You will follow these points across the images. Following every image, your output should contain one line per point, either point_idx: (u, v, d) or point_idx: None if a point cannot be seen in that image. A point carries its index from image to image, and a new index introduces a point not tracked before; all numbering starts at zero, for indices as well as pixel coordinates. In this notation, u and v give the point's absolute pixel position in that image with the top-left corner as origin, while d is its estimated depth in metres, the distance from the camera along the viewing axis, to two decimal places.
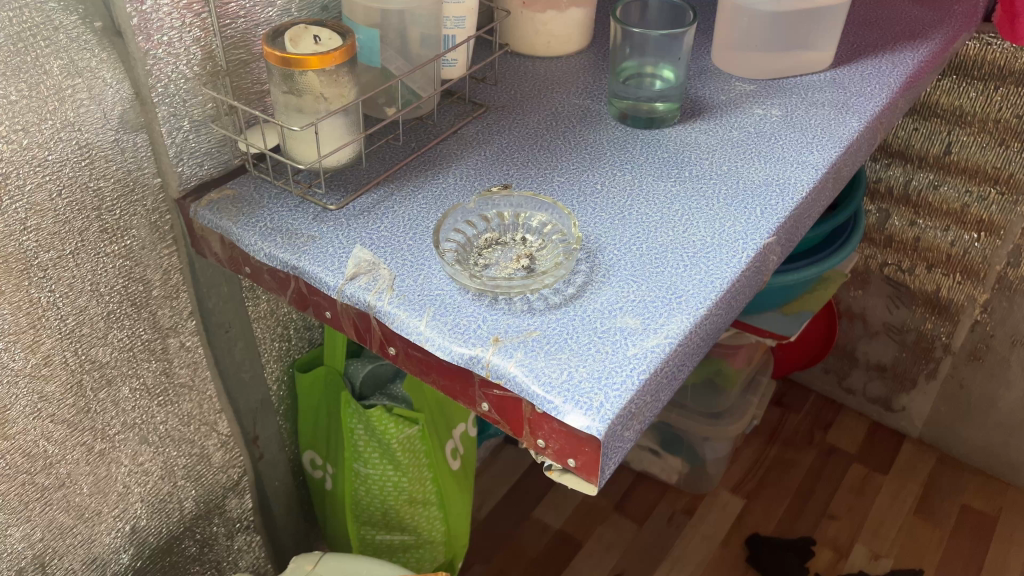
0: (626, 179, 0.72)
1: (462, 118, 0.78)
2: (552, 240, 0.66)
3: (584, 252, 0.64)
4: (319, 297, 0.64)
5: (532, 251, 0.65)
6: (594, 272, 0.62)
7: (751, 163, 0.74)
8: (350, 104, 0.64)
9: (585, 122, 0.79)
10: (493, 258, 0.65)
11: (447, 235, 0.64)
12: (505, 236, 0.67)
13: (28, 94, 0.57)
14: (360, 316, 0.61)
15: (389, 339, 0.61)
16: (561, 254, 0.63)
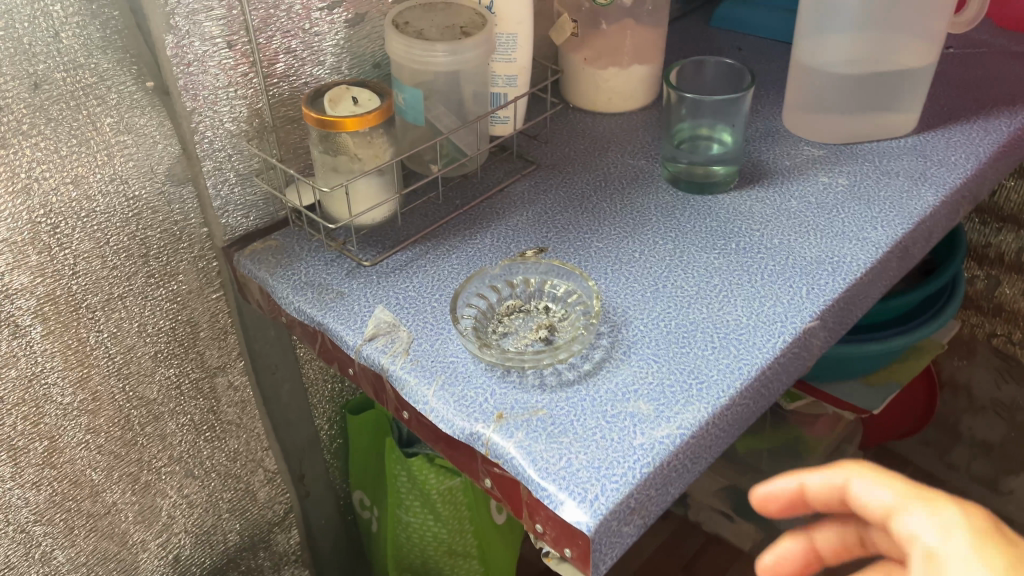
0: (666, 249, 0.69)
1: (511, 175, 0.78)
2: (574, 311, 0.64)
3: (607, 326, 0.62)
4: (340, 354, 0.64)
5: (554, 321, 0.63)
6: (614, 348, 0.60)
7: (805, 238, 0.69)
8: (383, 164, 0.65)
9: (636, 184, 0.77)
10: (512, 328, 0.63)
11: (465, 303, 0.63)
12: (529, 303, 0.65)
13: (77, 149, 0.60)
14: (375, 376, 0.62)
15: (400, 403, 0.61)
16: (581, 328, 0.61)
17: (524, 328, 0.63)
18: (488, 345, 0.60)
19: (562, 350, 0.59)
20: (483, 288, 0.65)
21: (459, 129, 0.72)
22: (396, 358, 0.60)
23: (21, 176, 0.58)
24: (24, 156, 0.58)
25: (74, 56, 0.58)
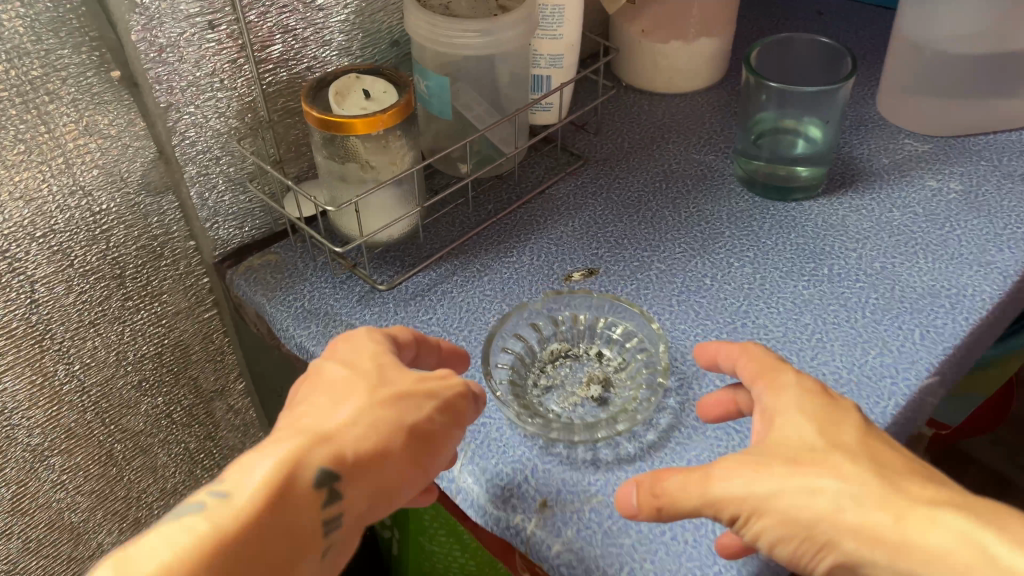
0: (745, 274, 0.57)
1: (554, 173, 0.66)
2: (634, 360, 0.52)
3: (675, 381, 0.50)
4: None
5: (609, 371, 0.52)
6: (684, 413, 0.49)
7: (913, 261, 0.57)
8: (402, 174, 0.53)
9: (703, 186, 0.64)
10: (559, 378, 0.51)
11: (507, 343, 0.52)
12: (578, 346, 0.54)
13: (27, 157, 0.49)
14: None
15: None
16: (643, 386, 0.50)
17: (572, 379, 0.52)
18: (533, 404, 0.49)
19: (625, 415, 0.48)
20: (522, 326, 0.54)
21: (500, 125, 0.60)
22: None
23: None
24: None
25: (20, 42, 0.46)
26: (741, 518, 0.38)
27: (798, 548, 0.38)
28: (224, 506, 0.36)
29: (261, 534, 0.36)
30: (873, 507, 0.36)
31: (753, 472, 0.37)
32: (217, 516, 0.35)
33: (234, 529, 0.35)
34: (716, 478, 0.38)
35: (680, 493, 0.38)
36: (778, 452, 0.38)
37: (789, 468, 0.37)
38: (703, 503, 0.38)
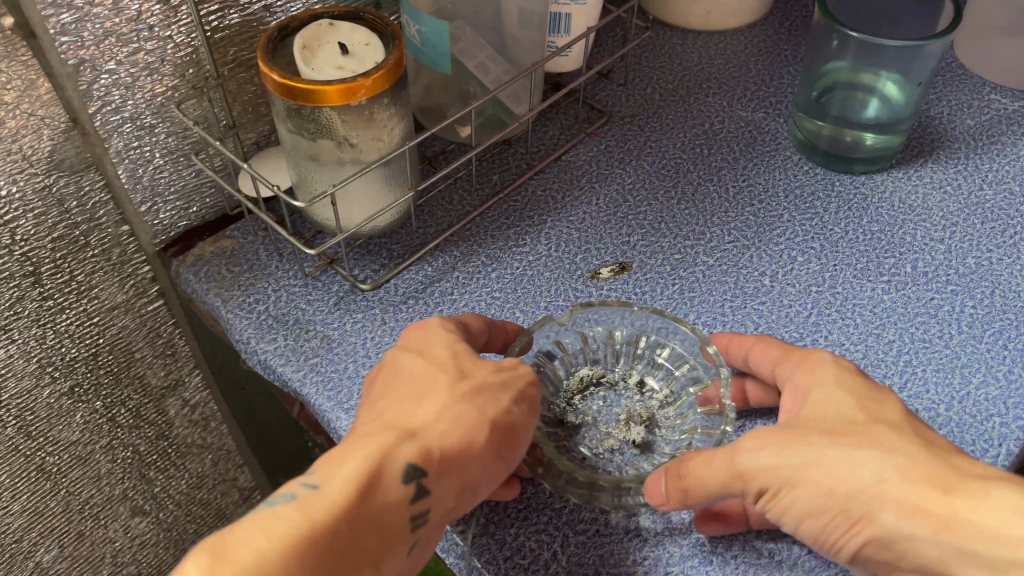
0: (812, 272, 0.46)
1: (571, 135, 0.54)
2: (683, 398, 0.40)
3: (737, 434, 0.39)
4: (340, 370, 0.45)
5: (652, 411, 0.40)
6: None
7: (1016, 256, 0.47)
8: (391, 154, 0.42)
9: (753, 154, 0.53)
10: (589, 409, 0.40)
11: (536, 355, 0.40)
12: (609, 375, 0.42)
13: None
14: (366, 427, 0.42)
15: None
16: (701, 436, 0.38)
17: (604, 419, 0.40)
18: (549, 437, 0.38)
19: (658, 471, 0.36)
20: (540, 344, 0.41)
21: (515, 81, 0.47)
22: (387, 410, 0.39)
23: None
24: None
25: None
26: (769, 498, 0.32)
27: (832, 535, 0.31)
28: (319, 498, 0.30)
29: (335, 538, 0.29)
30: (914, 482, 0.30)
31: (779, 450, 0.31)
32: (311, 510, 0.29)
33: (322, 523, 0.29)
34: (743, 450, 0.32)
35: (705, 471, 0.32)
36: (813, 424, 0.32)
37: (824, 441, 0.31)
38: (729, 478, 0.32)
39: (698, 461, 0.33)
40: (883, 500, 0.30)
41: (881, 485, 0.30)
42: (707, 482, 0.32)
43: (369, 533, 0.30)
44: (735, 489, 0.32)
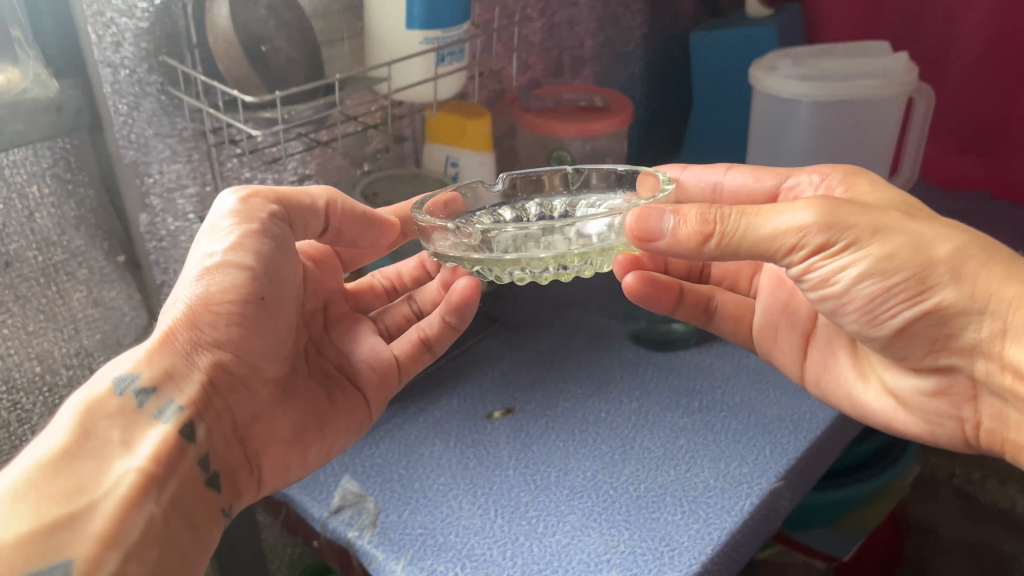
0: (633, 407, 0.70)
1: (477, 335, 0.80)
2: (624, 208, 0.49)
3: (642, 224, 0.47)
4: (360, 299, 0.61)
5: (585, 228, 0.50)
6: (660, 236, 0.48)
7: (766, 395, 0.72)
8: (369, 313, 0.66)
9: (599, 342, 0.79)
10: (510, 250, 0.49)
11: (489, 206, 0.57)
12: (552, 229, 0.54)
13: (46, 323, 0.60)
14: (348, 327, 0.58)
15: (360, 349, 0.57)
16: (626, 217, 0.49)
17: None
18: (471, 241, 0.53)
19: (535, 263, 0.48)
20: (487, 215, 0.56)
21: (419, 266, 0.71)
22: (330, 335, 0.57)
23: None
24: None
25: (46, 234, 0.60)
26: (828, 252, 0.42)
27: (886, 293, 0.43)
28: (39, 441, 0.41)
29: (75, 453, 0.41)
30: (985, 271, 0.41)
31: (854, 216, 0.41)
32: (29, 451, 0.41)
33: (50, 455, 0.40)
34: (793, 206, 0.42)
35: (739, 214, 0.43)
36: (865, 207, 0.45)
37: (896, 223, 0.42)
38: (772, 231, 0.42)
39: (753, 219, 0.42)
40: (951, 272, 0.42)
41: (948, 261, 0.42)
42: (752, 233, 0.42)
43: (108, 430, 0.43)
44: (782, 245, 0.42)
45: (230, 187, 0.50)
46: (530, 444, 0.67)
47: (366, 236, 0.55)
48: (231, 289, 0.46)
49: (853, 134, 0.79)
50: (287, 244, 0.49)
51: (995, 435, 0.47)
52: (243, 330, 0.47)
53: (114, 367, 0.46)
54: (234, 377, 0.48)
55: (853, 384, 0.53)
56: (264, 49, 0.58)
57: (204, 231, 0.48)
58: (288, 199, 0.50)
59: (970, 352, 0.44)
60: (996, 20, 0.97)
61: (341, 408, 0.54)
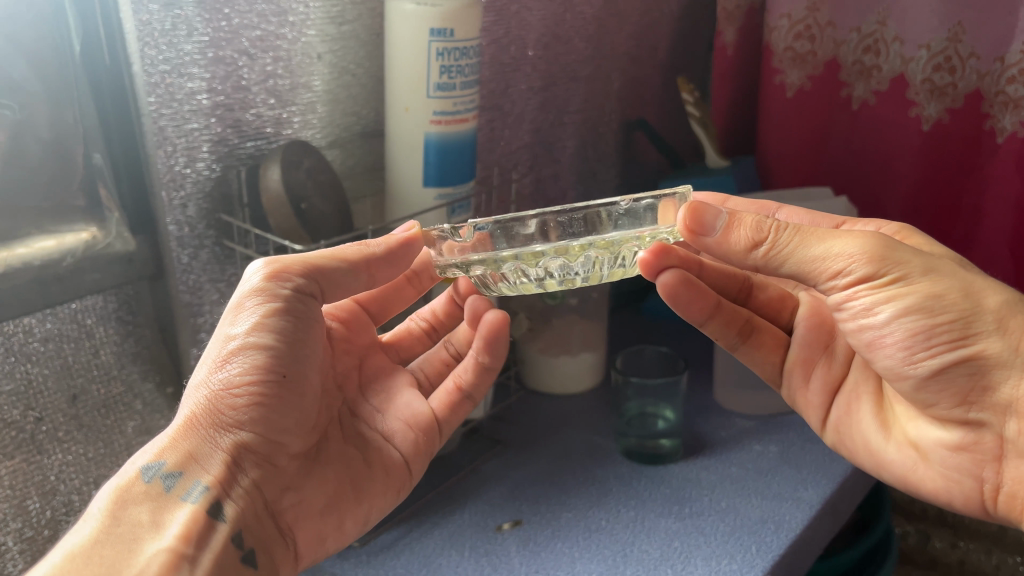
0: (630, 515, 0.78)
1: (482, 455, 0.86)
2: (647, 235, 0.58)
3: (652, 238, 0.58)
4: (400, 344, 0.72)
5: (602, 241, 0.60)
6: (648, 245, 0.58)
7: (748, 500, 0.79)
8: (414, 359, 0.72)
9: (594, 458, 0.86)
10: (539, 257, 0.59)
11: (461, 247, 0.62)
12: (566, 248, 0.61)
13: (103, 451, 0.68)
14: (387, 384, 0.68)
15: (399, 409, 0.66)
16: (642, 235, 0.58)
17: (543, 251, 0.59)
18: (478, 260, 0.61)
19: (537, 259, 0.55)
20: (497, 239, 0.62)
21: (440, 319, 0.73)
22: (362, 395, 0.67)
23: (51, 478, 0.65)
24: (55, 460, 0.65)
25: (107, 369, 0.68)
26: (872, 283, 0.53)
27: (933, 328, 0.53)
28: (77, 530, 0.47)
29: (111, 537, 0.47)
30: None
31: (905, 257, 0.53)
32: (70, 538, 0.47)
33: (85, 542, 0.46)
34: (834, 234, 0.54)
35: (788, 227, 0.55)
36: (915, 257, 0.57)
37: (945, 271, 0.54)
38: (818, 257, 0.53)
39: (808, 238, 0.53)
40: (995, 322, 0.53)
41: (994, 312, 0.53)
42: (806, 253, 0.53)
43: (142, 513, 0.49)
44: (831, 268, 0.53)
45: (259, 262, 0.56)
46: (539, 551, 0.73)
47: (390, 274, 0.61)
48: (249, 374, 0.53)
49: None
50: (304, 319, 0.56)
51: (1014, 500, 0.56)
52: (262, 406, 0.54)
53: (144, 452, 0.53)
54: (256, 449, 0.54)
55: (873, 433, 0.63)
56: (304, 206, 0.68)
57: (228, 315, 0.54)
58: (314, 265, 0.57)
59: (1003, 409, 0.55)
60: (921, 170, 1.12)
61: (364, 471, 0.61)
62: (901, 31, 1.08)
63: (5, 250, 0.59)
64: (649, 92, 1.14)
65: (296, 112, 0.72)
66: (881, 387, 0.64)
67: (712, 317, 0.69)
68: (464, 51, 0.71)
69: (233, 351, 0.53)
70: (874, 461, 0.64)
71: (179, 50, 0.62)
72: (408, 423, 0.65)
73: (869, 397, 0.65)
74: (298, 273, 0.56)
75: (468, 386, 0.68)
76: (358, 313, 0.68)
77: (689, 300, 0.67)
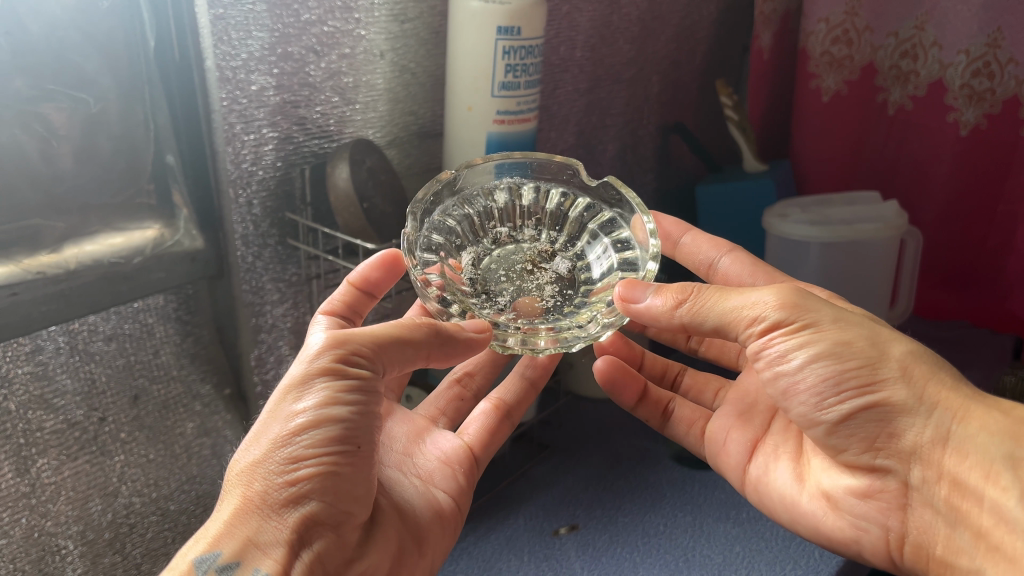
0: (687, 520, 0.77)
1: (530, 459, 0.86)
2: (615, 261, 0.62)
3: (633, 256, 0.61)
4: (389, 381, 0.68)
5: (536, 259, 0.64)
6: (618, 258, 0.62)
7: None
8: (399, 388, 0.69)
9: (645, 463, 0.86)
10: (505, 288, 0.60)
11: (424, 227, 0.60)
12: (504, 263, 0.63)
13: (163, 453, 0.67)
14: (408, 428, 0.63)
15: (431, 451, 0.62)
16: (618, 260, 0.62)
17: (505, 282, 0.61)
18: (453, 282, 0.59)
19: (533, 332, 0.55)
20: (446, 263, 0.60)
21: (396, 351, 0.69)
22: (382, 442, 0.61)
23: (113, 480, 0.64)
24: (117, 462, 0.64)
25: (167, 369, 0.67)
26: (785, 329, 0.51)
27: (843, 373, 0.50)
28: None
29: None
30: (930, 377, 0.50)
31: (815, 305, 0.51)
32: None
33: None
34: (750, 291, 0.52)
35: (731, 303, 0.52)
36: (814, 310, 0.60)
37: (855, 319, 0.52)
38: (739, 313, 0.52)
39: (727, 292, 0.52)
40: (900, 370, 0.50)
41: (898, 360, 0.50)
42: (724, 305, 0.52)
43: None
44: (746, 315, 0.51)
45: (319, 332, 0.49)
46: (599, 556, 0.72)
47: (450, 359, 0.53)
48: (320, 451, 0.46)
49: (861, 271, 0.93)
50: (373, 396, 0.48)
51: (921, 550, 0.52)
52: (330, 487, 0.46)
53: (195, 537, 0.46)
54: (325, 532, 0.47)
55: (788, 486, 0.59)
56: (366, 206, 0.67)
57: (288, 387, 0.47)
58: (379, 337, 0.49)
59: (908, 455, 0.51)
60: (956, 176, 1.10)
61: (419, 524, 0.56)
62: (940, 36, 1.05)
63: (75, 248, 0.58)
64: (687, 96, 1.14)
65: (359, 110, 0.72)
66: (800, 445, 0.61)
67: (641, 400, 0.72)
68: (529, 50, 0.71)
69: (297, 427, 0.46)
70: (789, 515, 0.60)
71: (247, 45, 0.62)
72: (445, 459, 0.61)
73: (788, 456, 0.61)
74: (364, 347, 0.48)
75: (507, 405, 0.66)
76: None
77: (619, 383, 0.71)
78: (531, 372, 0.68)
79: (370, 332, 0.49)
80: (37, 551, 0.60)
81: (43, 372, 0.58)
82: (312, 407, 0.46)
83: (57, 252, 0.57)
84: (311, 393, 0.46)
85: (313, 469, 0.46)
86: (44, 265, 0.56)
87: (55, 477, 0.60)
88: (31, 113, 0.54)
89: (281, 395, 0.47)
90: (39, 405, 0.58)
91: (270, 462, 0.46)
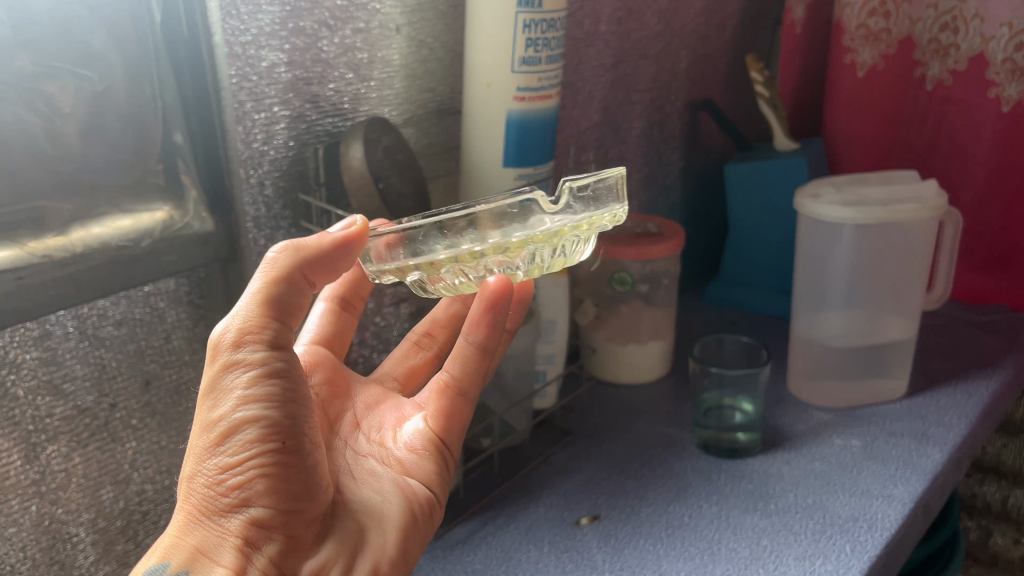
0: (714, 510, 0.74)
1: (551, 446, 0.84)
2: None
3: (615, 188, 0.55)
4: (399, 370, 0.68)
5: None
6: None
7: (837, 497, 0.76)
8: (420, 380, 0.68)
9: (670, 450, 0.84)
10: None
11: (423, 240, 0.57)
12: None
13: (175, 439, 0.66)
14: (395, 415, 0.61)
15: (401, 439, 0.59)
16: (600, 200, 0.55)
17: None
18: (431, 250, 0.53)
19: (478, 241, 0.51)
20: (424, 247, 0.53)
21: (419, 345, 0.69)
22: (361, 432, 0.60)
23: (124, 467, 0.63)
24: (128, 448, 0.63)
25: (179, 354, 0.65)
26: None
27: None
28: None
29: None
30: None
31: None
32: None
33: None
34: None
35: None
36: None
37: None
38: None
39: None
40: None
41: None
42: None
43: None
44: None
45: (217, 326, 0.47)
46: (621, 548, 0.70)
47: (337, 273, 0.51)
48: (247, 455, 0.46)
49: (898, 254, 0.90)
50: (290, 379, 0.47)
51: None
52: (269, 486, 0.46)
53: (153, 550, 0.48)
54: (275, 527, 0.47)
55: None
56: (381, 186, 0.65)
57: (204, 394, 0.47)
58: (259, 296, 0.47)
59: None
60: (1001, 152, 1.06)
61: (382, 509, 0.54)
62: (982, 7, 1.00)
63: (81, 230, 0.56)
64: (715, 71, 1.10)
65: (374, 87, 0.70)
66: None
67: None
68: (551, 23, 0.69)
69: (221, 434, 0.46)
70: None
71: (257, 19, 0.60)
72: (410, 449, 0.58)
73: None
74: (258, 329, 0.46)
75: (456, 382, 0.57)
76: (325, 357, 0.62)
77: None
78: (478, 338, 0.56)
79: (246, 307, 0.47)
80: (47, 539, 0.59)
81: (52, 357, 0.57)
82: (228, 413, 0.46)
83: (64, 234, 0.55)
84: (227, 395, 0.46)
85: (244, 473, 0.46)
86: (51, 248, 0.54)
87: (65, 464, 0.59)
88: (33, 90, 0.52)
89: (201, 402, 0.47)
90: (49, 391, 0.57)
91: (203, 472, 0.47)
